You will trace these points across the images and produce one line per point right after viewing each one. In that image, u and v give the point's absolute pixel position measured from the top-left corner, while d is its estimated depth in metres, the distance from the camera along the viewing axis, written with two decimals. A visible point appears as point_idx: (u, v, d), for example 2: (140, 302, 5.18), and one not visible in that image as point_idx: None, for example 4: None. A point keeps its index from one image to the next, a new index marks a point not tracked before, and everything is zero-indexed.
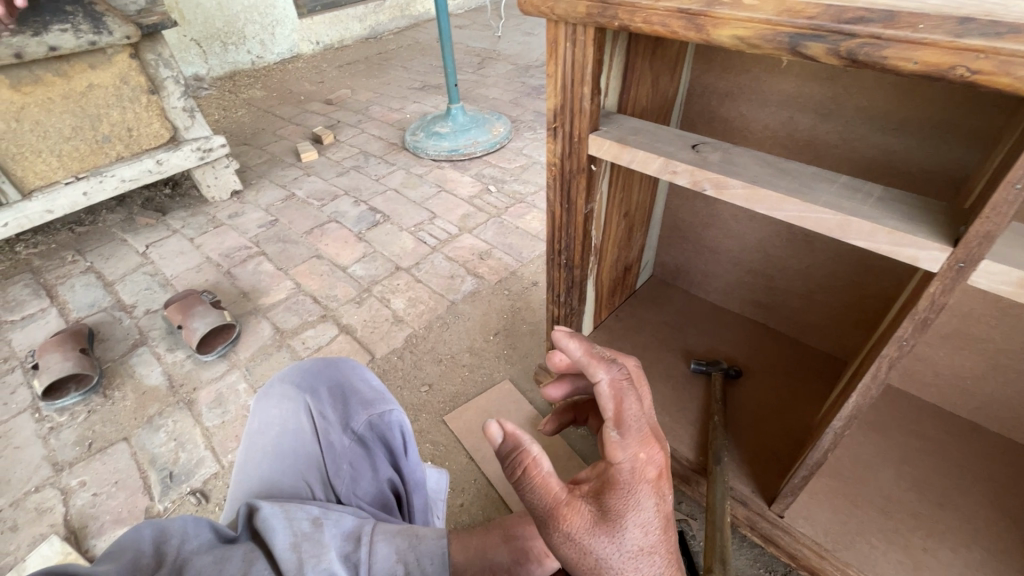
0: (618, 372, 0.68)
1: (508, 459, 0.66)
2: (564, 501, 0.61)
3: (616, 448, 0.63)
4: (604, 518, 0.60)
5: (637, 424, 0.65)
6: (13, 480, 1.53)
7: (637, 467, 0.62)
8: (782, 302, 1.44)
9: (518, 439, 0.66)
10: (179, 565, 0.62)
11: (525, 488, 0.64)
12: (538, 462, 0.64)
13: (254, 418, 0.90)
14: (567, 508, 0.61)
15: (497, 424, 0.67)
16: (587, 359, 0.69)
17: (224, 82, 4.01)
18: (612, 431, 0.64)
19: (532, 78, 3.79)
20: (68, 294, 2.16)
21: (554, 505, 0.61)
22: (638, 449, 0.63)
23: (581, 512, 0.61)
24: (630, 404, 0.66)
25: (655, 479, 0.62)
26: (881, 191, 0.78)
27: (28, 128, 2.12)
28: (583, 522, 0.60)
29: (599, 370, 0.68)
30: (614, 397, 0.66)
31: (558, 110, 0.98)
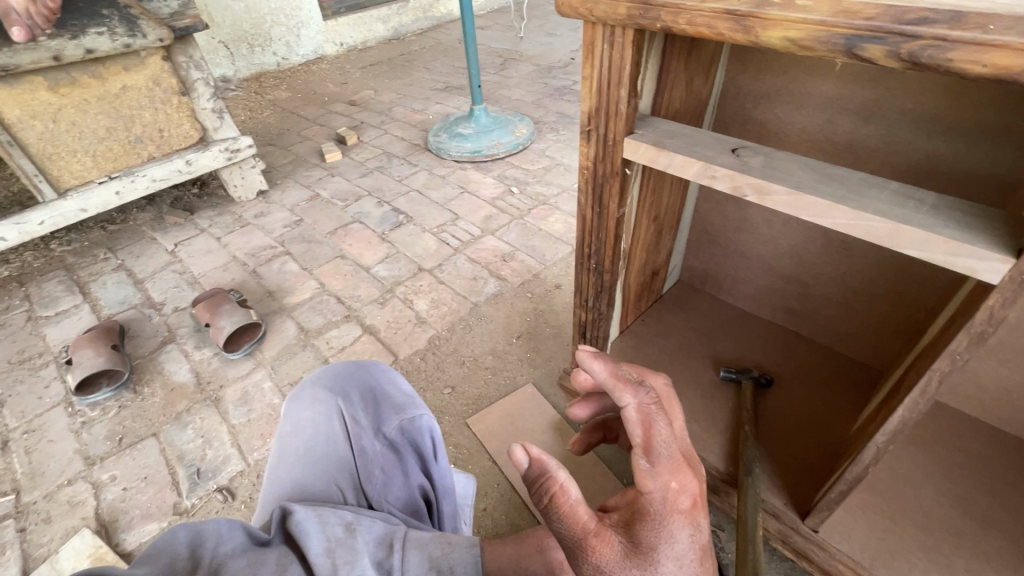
0: (645, 395, 0.66)
1: (536, 486, 0.66)
2: (593, 532, 0.61)
3: (645, 477, 0.61)
4: (635, 550, 0.59)
5: (667, 451, 0.62)
6: (46, 473, 1.57)
7: (669, 497, 0.60)
8: (816, 310, 1.40)
9: (544, 464, 0.66)
10: (215, 569, 0.62)
11: (553, 516, 0.64)
12: (565, 490, 0.64)
13: (286, 421, 0.91)
14: (596, 539, 0.60)
15: (523, 450, 0.67)
16: (613, 383, 0.67)
17: (250, 83, 4.08)
18: (640, 459, 0.62)
19: (555, 79, 3.78)
20: (100, 291, 2.21)
21: (583, 536, 0.61)
22: (669, 479, 0.61)
23: (611, 544, 0.60)
24: (659, 430, 0.63)
25: (688, 509, 0.60)
26: (935, 198, 0.75)
27: (64, 129, 2.18)
28: (613, 554, 0.59)
29: (625, 395, 0.66)
30: (642, 423, 0.64)
31: (592, 114, 0.96)
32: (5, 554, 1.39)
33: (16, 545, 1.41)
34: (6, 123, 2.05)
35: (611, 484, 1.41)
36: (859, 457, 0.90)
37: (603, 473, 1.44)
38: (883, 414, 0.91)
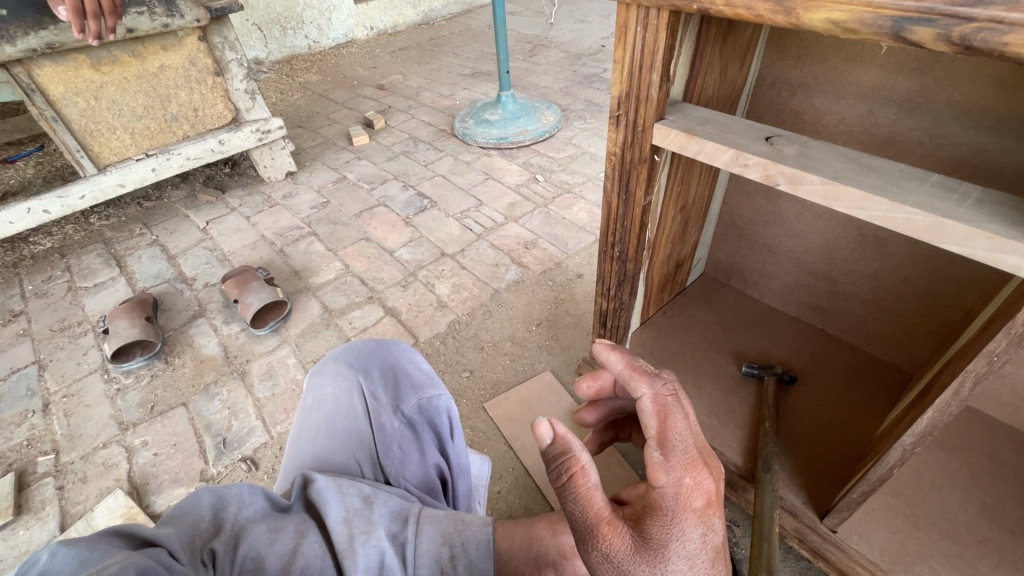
0: (661, 387, 0.66)
1: (554, 464, 0.65)
2: (605, 520, 0.60)
3: (659, 470, 0.60)
4: (644, 544, 0.59)
5: (682, 444, 0.62)
6: (83, 435, 1.65)
7: (682, 492, 0.60)
8: (845, 308, 1.36)
9: (567, 443, 0.65)
10: (237, 531, 0.65)
11: (567, 497, 0.63)
12: (585, 472, 0.63)
13: (308, 394, 0.93)
14: (608, 528, 0.60)
15: (547, 425, 0.65)
16: (629, 373, 0.67)
17: (282, 66, 4.14)
18: (654, 451, 0.61)
19: (584, 67, 3.73)
20: (135, 265, 2.29)
21: (595, 523, 0.60)
22: (683, 474, 0.60)
23: (622, 535, 0.59)
24: (674, 421, 0.63)
25: (701, 506, 0.60)
26: (980, 192, 0.71)
27: (104, 106, 2.25)
28: (623, 546, 0.59)
29: (641, 385, 0.66)
30: (658, 414, 0.64)
31: (623, 98, 0.95)
32: (45, 509, 1.47)
33: (55, 501, 1.48)
34: (51, 99, 2.12)
35: (625, 474, 1.42)
36: (884, 458, 0.88)
37: (618, 463, 1.44)
38: (912, 415, 0.89)
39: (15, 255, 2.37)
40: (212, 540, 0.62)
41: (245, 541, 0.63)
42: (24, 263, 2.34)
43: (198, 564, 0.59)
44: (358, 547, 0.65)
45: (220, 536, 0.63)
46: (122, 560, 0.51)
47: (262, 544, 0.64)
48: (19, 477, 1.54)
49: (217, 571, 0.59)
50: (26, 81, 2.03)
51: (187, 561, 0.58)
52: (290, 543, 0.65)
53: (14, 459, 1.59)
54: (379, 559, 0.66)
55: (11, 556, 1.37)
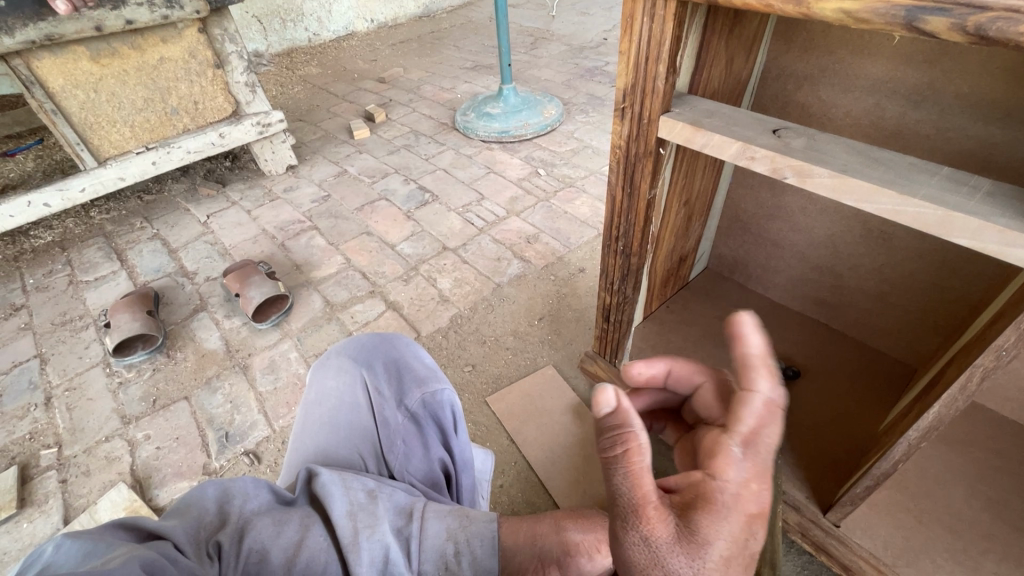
0: (779, 393, 0.58)
1: (611, 435, 0.59)
2: (653, 503, 0.55)
3: (730, 464, 0.56)
4: (688, 536, 0.54)
5: (765, 452, 0.57)
6: (86, 429, 1.65)
7: (743, 496, 0.54)
8: (849, 302, 1.36)
9: (629, 419, 0.60)
10: (242, 525, 0.64)
11: (616, 470, 0.58)
12: (642, 452, 0.57)
13: (311, 388, 0.93)
14: (654, 511, 0.55)
15: (615, 393, 0.60)
16: (757, 363, 0.58)
17: (282, 59, 4.12)
18: (736, 447, 0.57)
19: (586, 60, 3.70)
20: (136, 258, 2.28)
21: (642, 502, 0.55)
22: (752, 478, 0.55)
23: (667, 521, 0.54)
24: (772, 429, 0.57)
25: (756, 514, 0.55)
26: (991, 185, 0.71)
27: (104, 99, 2.23)
28: (666, 532, 0.54)
29: (761, 380, 0.58)
30: (757, 415, 0.58)
31: (628, 90, 0.93)
32: (49, 502, 1.47)
33: (58, 495, 1.49)
34: (50, 91, 2.11)
35: None
36: (890, 452, 0.87)
37: None
38: (917, 410, 0.88)
39: (16, 248, 2.37)
40: (217, 533, 0.63)
41: (249, 535, 0.63)
42: (24, 257, 2.33)
43: (204, 556, 0.59)
44: (362, 541, 0.65)
45: (225, 529, 0.63)
46: (127, 553, 0.51)
47: (267, 537, 0.64)
48: (23, 469, 1.55)
49: (222, 564, 0.60)
50: (26, 73, 2.02)
51: (192, 553, 0.58)
52: (294, 537, 0.65)
53: (17, 452, 1.59)
54: (384, 553, 0.66)
55: (15, 548, 1.37)
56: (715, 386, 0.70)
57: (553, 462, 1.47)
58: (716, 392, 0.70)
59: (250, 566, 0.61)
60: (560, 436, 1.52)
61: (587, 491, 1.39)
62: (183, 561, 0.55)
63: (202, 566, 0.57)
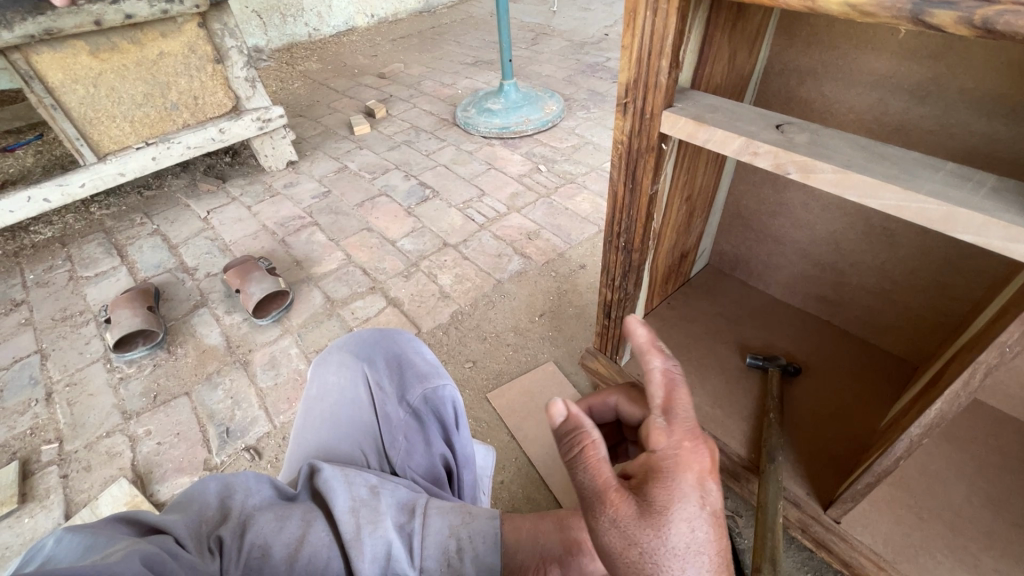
0: (674, 363, 0.69)
1: (567, 438, 0.65)
2: (613, 486, 0.59)
3: (661, 432, 0.62)
4: (649, 508, 0.57)
5: (685, 412, 0.65)
6: (87, 424, 1.65)
7: (683, 454, 0.60)
8: (851, 299, 1.35)
9: (578, 419, 0.65)
10: (244, 519, 0.64)
11: (576, 468, 0.63)
12: (595, 444, 0.62)
13: (312, 384, 0.93)
14: (615, 493, 0.58)
15: (560, 402, 0.66)
16: (647, 347, 0.69)
17: (282, 54, 4.10)
18: (659, 416, 0.64)
19: (587, 55, 3.69)
20: (136, 254, 2.28)
21: (603, 488, 0.59)
22: (684, 437, 0.62)
23: (628, 500, 0.58)
24: (680, 393, 0.66)
25: (703, 469, 0.60)
26: (995, 180, 0.70)
27: (104, 94, 2.23)
28: (629, 510, 0.57)
29: (655, 358, 0.69)
30: (665, 386, 0.67)
31: (631, 85, 0.93)
32: (50, 497, 1.47)
33: (59, 490, 1.49)
34: (50, 86, 2.10)
35: None
36: (891, 449, 0.87)
37: None
38: (919, 406, 0.88)
39: (16, 244, 2.36)
40: (219, 527, 0.63)
41: (251, 529, 0.63)
42: (24, 252, 2.33)
43: (205, 551, 0.59)
44: (364, 537, 0.65)
45: (227, 524, 0.63)
46: (127, 547, 0.51)
47: (269, 532, 0.64)
48: (24, 465, 1.55)
49: (223, 559, 0.59)
50: (25, 67, 2.01)
51: (194, 548, 0.58)
52: (296, 531, 0.65)
53: (18, 448, 1.59)
54: (386, 550, 0.66)
55: (17, 543, 1.38)
56: (626, 395, 0.84)
57: (553, 458, 1.47)
58: (629, 398, 0.83)
59: (252, 561, 0.61)
60: None
61: None
62: (184, 555, 0.55)
63: (204, 561, 0.57)
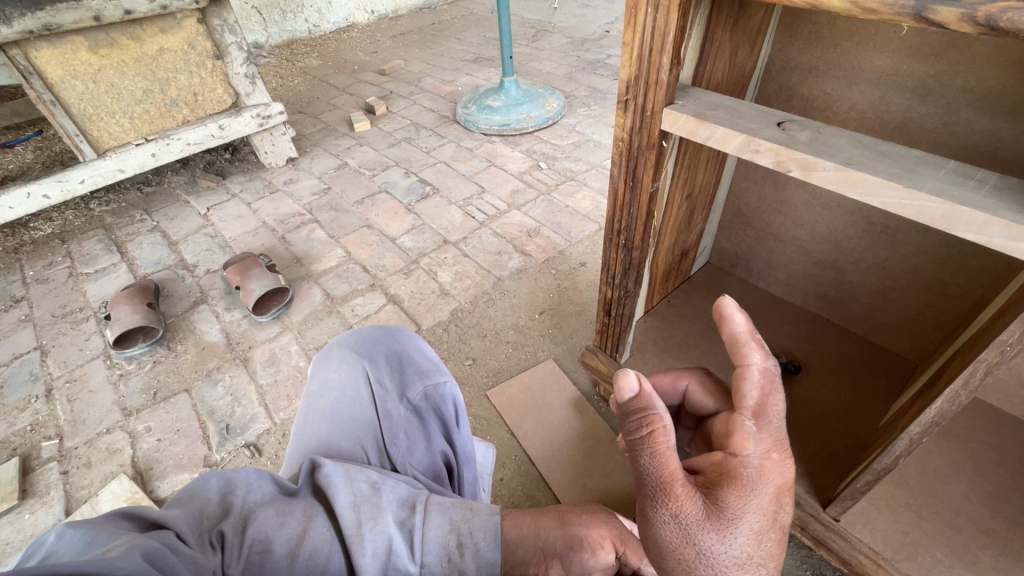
0: (772, 362, 0.68)
1: (637, 416, 0.71)
2: (681, 483, 0.66)
3: (749, 439, 0.66)
4: (716, 511, 0.63)
5: (776, 421, 0.67)
6: (87, 421, 1.65)
7: (766, 467, 0.65)
8: (851, 297, 1.35)
9: (651, 401, 0.71)
10: (246, 515, 0.64)
11: (646, 451, 0.69)
12: (666, 432, 0.68)
13: (312, 380, 0.93)
14: (682, 489, 0.65)
15: (636, 380, 0.71)
16: (748, 340, 0.68)
17: (282, 50, 4.09)
18: (749, 421, 0.67)
19: (588, 52, 3.68)
20: (136, 251, 2.28)
21: (671, 481, 0.66)
22: (771, 449, 0.66)
23: (694, 499, 0.64)
24: (775, 398, 0.67)
25: (780, 484, 0.65)
26: (997, 178, 0.70)
27: (103, 90, 2.22)
28: (696, 509, 0.64)
29: (755, 353, 0.68)
30: (762, 387, 0.68)
31: (632, 82, 0.92)
32: (50, 493, 1.47)
33: (59, 486, 1.49)
34: (49, 82, 2.10)
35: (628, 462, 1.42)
36: (891, 447, 0.87)
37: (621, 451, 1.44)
38: (919, 405, 0.88)
39: (16, 240, 2.36)
40: (220, 523, 0.63)
41: (253, 525, 0.63)
42: (24, 249, 2.33)
43: (207, 546, 0.59)
44: (365, 532, 0.65)
45: (228, 519, 0.63)
46: (129, 542, 0.51)
47: (270, 527, 0.64)
48: (24, 461, 1.55)
49: (224, 554, 0.60)
50: (24, 63, 2.00)
51: (196, 543, 0.58)
52: (297, 527, 0.65)
53: (18, 444, 1.59)
54: (387, 545, 0.66)
55: (17, 539, 1.38)
56: (698, 382, 0.86)
57: (554, 456, 1.47)
58: (703, 387, 0.85)
59: (253, 557, 0.61)
60: (561, 430, 1.52)
61: (588, 484, 1.39)
62: (185, 551, 0.55)
63: (206, 557, 0.57)
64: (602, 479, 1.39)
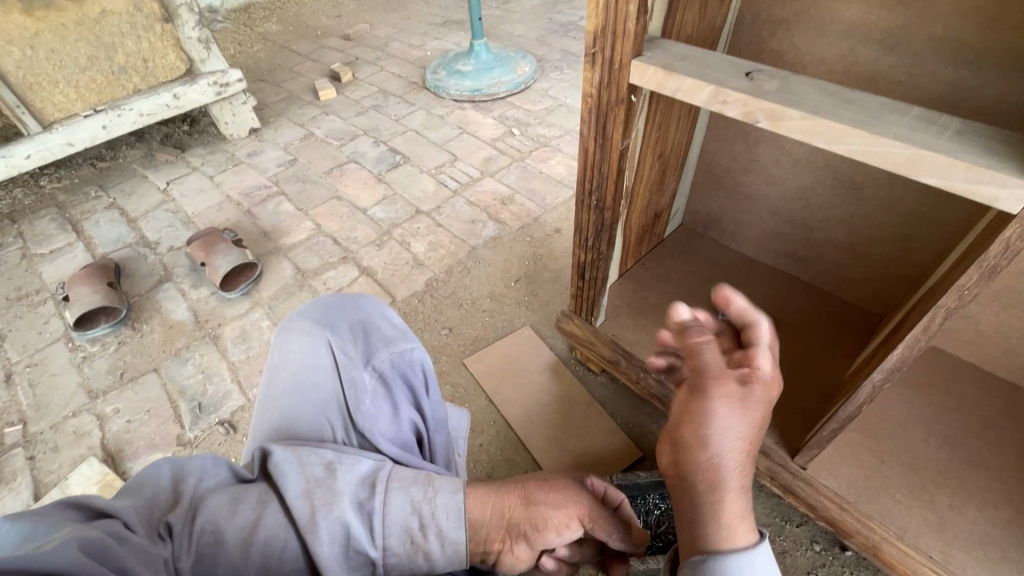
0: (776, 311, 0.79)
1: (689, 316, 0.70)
2: (733, 379, 0.65)
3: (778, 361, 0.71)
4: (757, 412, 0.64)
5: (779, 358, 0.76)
6: (51, 405, 1.60)
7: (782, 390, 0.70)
8: (821, 255, 1.37)
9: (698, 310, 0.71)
10: (196, 503, 0.63)
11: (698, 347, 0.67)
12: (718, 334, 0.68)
13: (274, 353, 0.89)
14: (735, 386, 0.64)
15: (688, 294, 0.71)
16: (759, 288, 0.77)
17: (238, 15, 3.87)
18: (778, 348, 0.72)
19: (560, 14, 3.57)
20: (93, 229, 2.18)
21: (726, 377, 0.65)
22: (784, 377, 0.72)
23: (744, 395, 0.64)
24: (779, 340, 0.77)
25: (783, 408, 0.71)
26: (960, 123, 0.70)
27: (43, 56, 2.08)
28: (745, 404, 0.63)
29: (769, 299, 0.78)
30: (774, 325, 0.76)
31: (598, 34, 0.89)
32: (17, 479, 1.44)
33: (26, 472, 1.45)
34: None
35: (605, 424, 1.45)
36: (855, 395, 0.90)
37: (598, 413, 1.47)
38: (883, 352, 0.90)
39: None
40: (168, 513, 0.61)
41: (202, 513, 0.62)
42: None
43: (155, 537, 0.58)
44: (321, 520, 0.64)
45: (177, 510, 0.62)
46: (68, 533, 0.49)
47: (221, 516, 0.63)
48: None
49: (174, 545, 0.58)
50: None
51: (143, 532, 0.57)
52: (250, 513, 0.64)
53: None
54: (345, 530, 0.65)
55: None
56: None
57: (532, 420, 1.48)
58: None
59: (204, 548, 0.60)
60: (537, 395, 1.53)
61: (565, 446, 1.42)
62: (132, 540, 0.54)
63: (154, 546, 0.56)
64: (579, 441, 1.42)
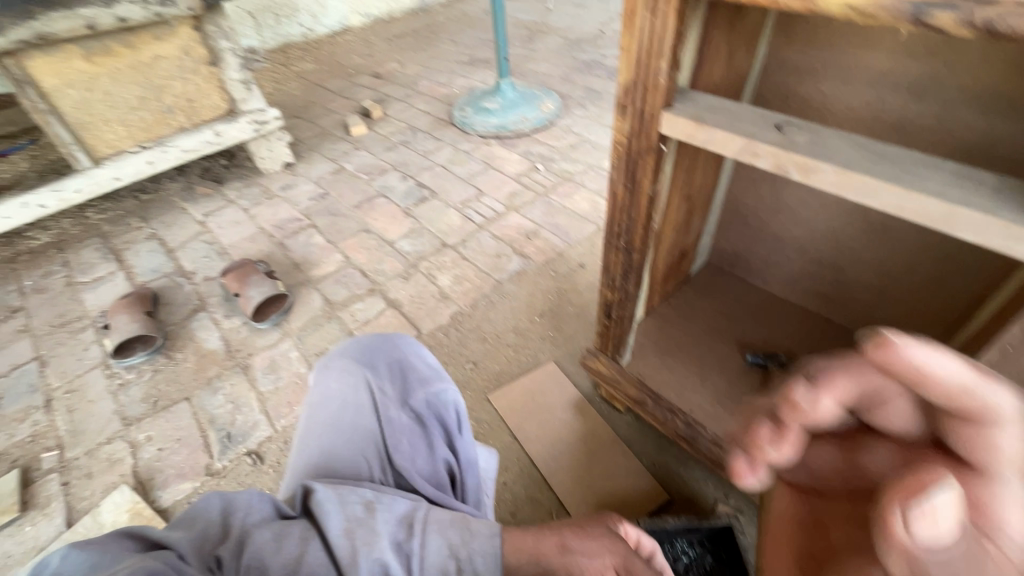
0: None
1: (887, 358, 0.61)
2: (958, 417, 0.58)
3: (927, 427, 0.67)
4: None
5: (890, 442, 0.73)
6: (87, 431, 1.64)
7: None
8: (851, 297, 1.35)
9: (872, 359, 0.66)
10: (243, 536, 0.65)
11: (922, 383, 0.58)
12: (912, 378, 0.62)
13: (313, 391, 0.92)
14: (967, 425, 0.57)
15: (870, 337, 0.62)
16: None
17: (276, 55, 4.09)
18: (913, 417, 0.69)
19: (583, 53, 3.67)
20: (134, 259, 2.27)
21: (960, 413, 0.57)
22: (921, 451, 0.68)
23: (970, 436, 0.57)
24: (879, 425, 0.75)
25: None
26: (996, 179, 0.70)
27: (98, 98, 2.21)
28: None
29: None
30: None
31: (630, 86, 0.93)
32: (51, 505, 1.47)
33: (61, 497, 1.49)
34: (42, 90, 2.09)
35: (631, 464, 1.42)
36: None
37: (624, 453, 1.45)
38: None
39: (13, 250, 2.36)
40: (218, 546, 0.63)
41: (250, 547, 0.63)
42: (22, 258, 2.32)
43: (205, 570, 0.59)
44: (361, 559, 0.65)
45: (226, 543, 0.63)
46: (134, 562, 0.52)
47: (266, 552, 0.63)
48: (25, 473, 1.55)
49: None
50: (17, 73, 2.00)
51: (194, 565, 0.59)
52: (293, 550, 0.65)
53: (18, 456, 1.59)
54: (383, 571, 0.66)
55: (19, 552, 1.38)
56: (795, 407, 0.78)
57: (556, 459, 1.47)
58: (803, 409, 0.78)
59: None
60: (562, 433, 1.52)
61: (591, 486, 1.40)
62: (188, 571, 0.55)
63: None
64: (604, 482, 1.40)
